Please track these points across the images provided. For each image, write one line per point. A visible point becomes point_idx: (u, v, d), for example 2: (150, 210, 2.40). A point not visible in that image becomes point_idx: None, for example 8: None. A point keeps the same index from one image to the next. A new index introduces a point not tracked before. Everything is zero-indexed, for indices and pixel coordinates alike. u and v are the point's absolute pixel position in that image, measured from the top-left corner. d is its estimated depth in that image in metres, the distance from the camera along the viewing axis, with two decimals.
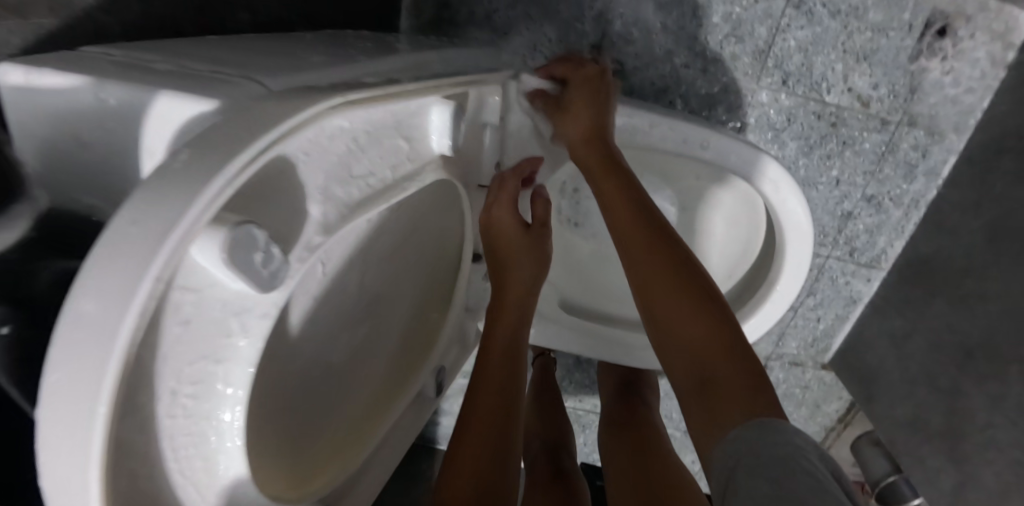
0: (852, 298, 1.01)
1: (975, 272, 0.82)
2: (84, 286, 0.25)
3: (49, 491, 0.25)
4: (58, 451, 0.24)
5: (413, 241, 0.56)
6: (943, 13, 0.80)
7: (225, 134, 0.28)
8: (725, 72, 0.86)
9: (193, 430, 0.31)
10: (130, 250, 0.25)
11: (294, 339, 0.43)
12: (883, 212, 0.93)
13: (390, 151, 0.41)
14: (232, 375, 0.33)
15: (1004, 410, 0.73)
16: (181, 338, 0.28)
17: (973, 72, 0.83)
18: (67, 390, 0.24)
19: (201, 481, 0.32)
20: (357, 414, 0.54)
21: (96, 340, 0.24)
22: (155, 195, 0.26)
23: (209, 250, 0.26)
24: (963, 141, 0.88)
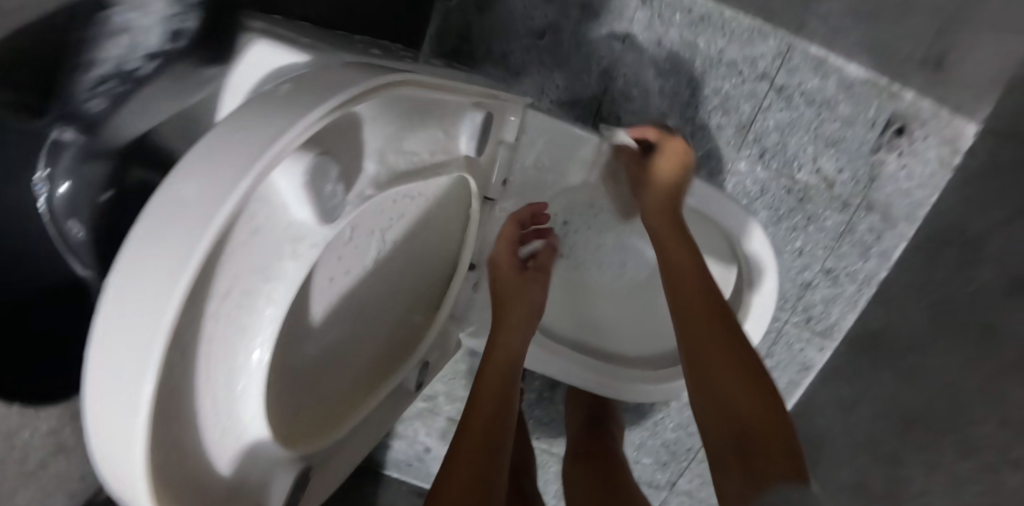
0: (804, 364, 1.07)
1: (917, 349, 0.89)
2: (188, 171, 0.27)
3: (107, 356, 0.26)
4: (134, 314, 0.26)
5: (427, 237, 0.58)
6: (902, 115, 0.92)
7: (323, 80, 0.32)
8: (709, 139, 0.95)
9: (228, 341, 0.32)
10: (239, 149, 0.28)
11: (325, 305, 0.45)
12: (839, 285, 1.01)
13: (430, 138, 0.45)
14: (274, 296, 0.34)
15: (937, 477, 0.78)
16: (244, 245, 0.30)
17: (924, 169, 0.94)
18: (154, 260, 0.26)
19: (220, 399, 0.33)
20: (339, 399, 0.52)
21: (194, 219, 0.26)
22: (261, 112, 0.29)
23: (296, 171, 0.30)
24: (913, 230, 0.97)
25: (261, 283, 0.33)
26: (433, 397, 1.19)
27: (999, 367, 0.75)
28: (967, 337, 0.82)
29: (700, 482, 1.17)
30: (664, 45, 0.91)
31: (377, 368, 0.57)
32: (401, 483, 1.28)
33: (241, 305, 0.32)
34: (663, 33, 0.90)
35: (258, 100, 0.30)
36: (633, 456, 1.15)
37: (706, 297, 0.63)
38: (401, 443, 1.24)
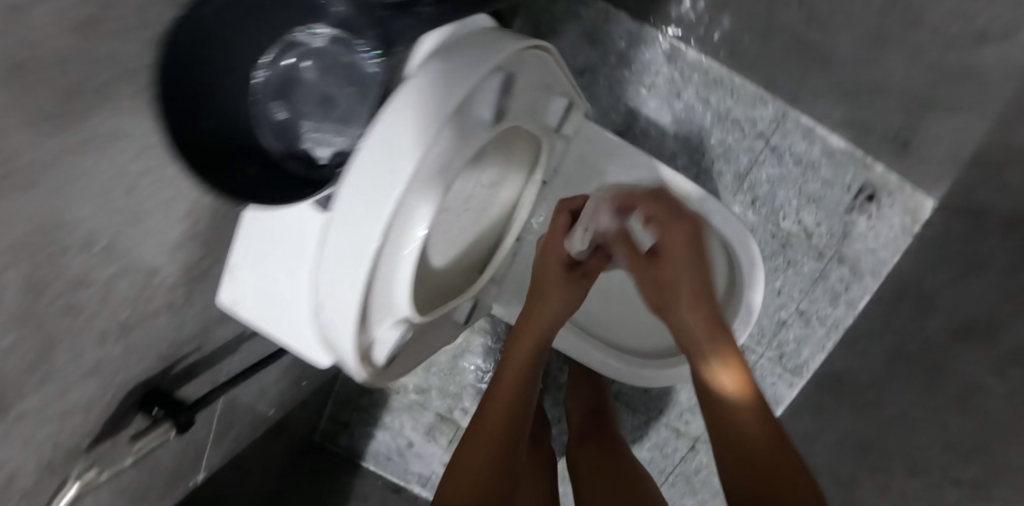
0: (774, 399, 1.18)
1: (875, 386, 1.01)
2: (443, 62, 0.47)
3: (387, 145, 0.44)
4: (408, 121, 0.44)
5: (496, 190, 0.68)
6: (872, 184, 1.08)
7: (505, 38, 0.52)
8: (709, 182, 1.10)
9: (431, 179, 0.48)
10: (472, 56, 0.48)
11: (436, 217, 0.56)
12: (810, 327, 1.13)
13: (531, 97, 0.58)
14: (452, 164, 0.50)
15: (887, 496, 0.88)
16: (461, 116, 0.47)
17: (889, 233, 1.09)
18: (424, 95, 0.44)
19: (409, 216, 0.48)
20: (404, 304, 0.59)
21: (452, 81, 0.45)
22: (478, 45, 0.50)
23: (493, 82, 0.49)
24: (876, 285, 1.12)
25: (447, 168, 0.49)
26: (424, 390, 1.26)
27: (944, 399, 0.87)
28: (919, 375, 0.94)
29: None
30: (682, 97, 1.07)
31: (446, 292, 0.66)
32: (376, 476, 1.33)
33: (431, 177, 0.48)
34: (683, 87, 1.06)
35: (468, 41, 0.50)
36: None
37: (715, 327, 0.61)
38: (385, 434, 1.30)
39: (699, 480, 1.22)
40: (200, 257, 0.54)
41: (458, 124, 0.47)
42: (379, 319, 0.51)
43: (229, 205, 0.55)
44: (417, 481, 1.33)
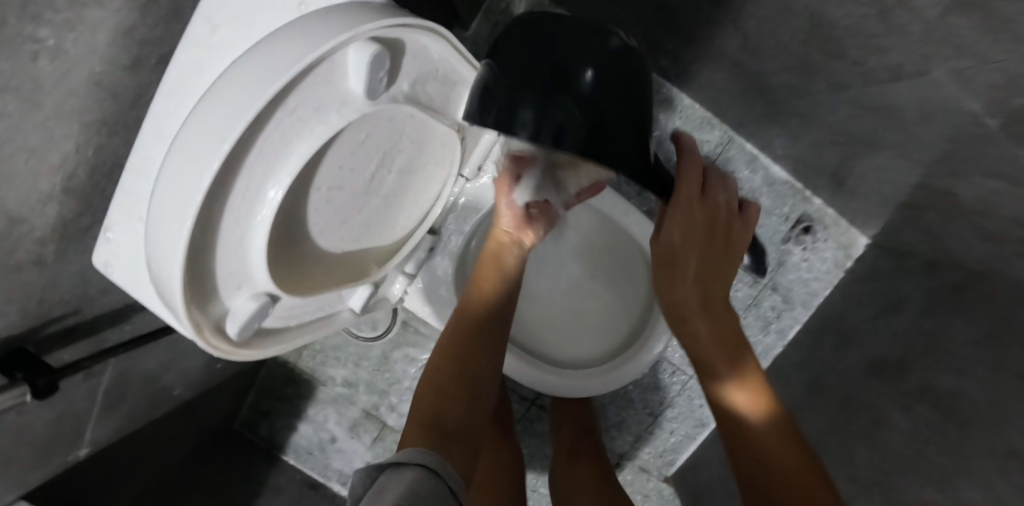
0: (701, 421, 1.18)
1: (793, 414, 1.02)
2: (295, 30, 0.42)
3: (202, 123, 0.40)
4: (230, 99, 0.40)
5: (418, 185, 0.69)
6: (809, 216, 1.11)
7: (393, 11, 0.47)
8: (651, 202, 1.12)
9: (273, 152, 0.43)
10: (328, 24, 0.42)
11: (309, 192, 0.53)
12: None
13: (424, 74, 0.55)
14: (316, 130, 0.45)
15: None
16: (312, 86, 0.43)
17: (823, 265, 1.11)
18: (257, 71, 0.40)
19: (249, 189, 0.44)
20: (311, 285, 0.60)
21: (292, 55, 0.40)
22: (355, 12, 0.44)
23: (361, 53, 0.43)
24: (806, 315, 1.13)
25: (303, 134, 0.44)
26: (352, 383, 1.24)
27: (857, 429, 0.90)
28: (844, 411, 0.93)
29: None
30: None
31: (337, 267, 0.64)
32: (295, 472, 1.26)
33: (269, 155, 0.43)
34: None
35: (343, 7, 0.44)
36: (531, 483, 1.23)
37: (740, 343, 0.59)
38: (308, 427, 1.27)
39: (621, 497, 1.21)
40: (77, 215, 0.55)
41: (303, 96, 0.43)
42: (227, 296, 0.48)
43: (112, 167, 0.56)
44: (338, 479, 1.27)
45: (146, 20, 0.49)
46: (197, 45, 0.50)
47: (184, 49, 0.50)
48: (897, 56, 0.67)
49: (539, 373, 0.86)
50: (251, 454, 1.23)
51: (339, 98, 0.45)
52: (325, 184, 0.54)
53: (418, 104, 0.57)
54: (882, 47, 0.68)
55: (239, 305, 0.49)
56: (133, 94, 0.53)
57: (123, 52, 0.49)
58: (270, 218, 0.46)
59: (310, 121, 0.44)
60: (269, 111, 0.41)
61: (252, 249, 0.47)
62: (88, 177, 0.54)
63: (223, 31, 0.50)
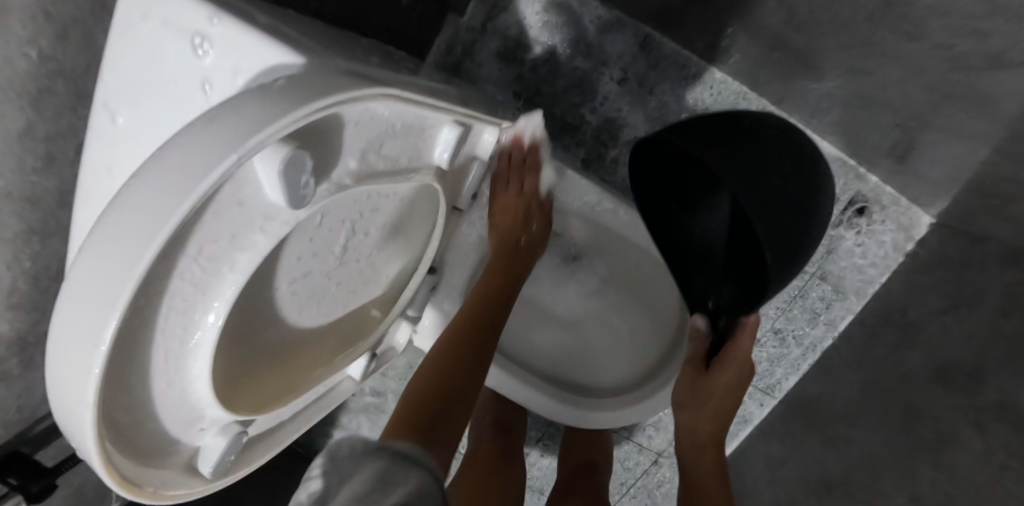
0: (744, 417, 1.14)
1: (847, 418, 0.94)
2: (182, 143, 0.30)
3: (80, 293, 0.30)
4: (107, 258, 0.29)
5: (401, 234, 0.58)
6: (863, 196, 1.00)
7: (319, 81, 0.35)
8: None
9: (187, 298, 0.33)
10: (227, 131, 0.30)
11: (266, 294, 0.45)
12: (785, 346, 1.08)
13: (380, 135, 0.43)
14: (238, 261, 0.35)
15: None
16: (218, 214, 0.32)
17: (878, 250, 1.01)
18: (138, 217, 0.29)
19: (169, 346, 0.34)
20: (290, 380, 0.51)
21: (179, 187, 0.29)
22: (263, 102, 0.31)
23: (270, 162, 0.31)
24: (861, 304, 1.04)
25: (220, 267, 0.34)
26: (381, 391, 1.21)
27: (919, 443, 0.80)
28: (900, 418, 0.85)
29: None
30: (656, 95, 0.97)
31: (319, 352, 0.55)
32: None
33: (182, 309, 0.34)
34: (657, 83, 0.96)
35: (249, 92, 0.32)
36: None
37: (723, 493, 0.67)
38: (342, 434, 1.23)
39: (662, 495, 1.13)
40: (36, 322, 0.51)
41: (201, 240, 0.32)
42: (189, 440, 0.41)
43: (59, 268, 0.50)
44: None
45: (45, 115, 0.42)
46: (102, 139, 0.42)
47: (92, 145, 0.43)
48: (999, 43, 0.56)
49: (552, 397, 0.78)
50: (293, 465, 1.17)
51: (258, 218, 0.34)
52: (291, 281, 0.47)
53: (378, 174, 0.45)
54: (979, 33, 0.56)
55: (210, 442, 0.42)
56: (59, 190, 0.46)
57: (25, 156, 0.42)
58: (206, 368, 0.37)
59: (225, 255, 0.34)
60: (163, 263, 0.30)
61: (189, 400, 0.38)
62: (18, 288, 0.47)
63: (126, 116, 0.42)
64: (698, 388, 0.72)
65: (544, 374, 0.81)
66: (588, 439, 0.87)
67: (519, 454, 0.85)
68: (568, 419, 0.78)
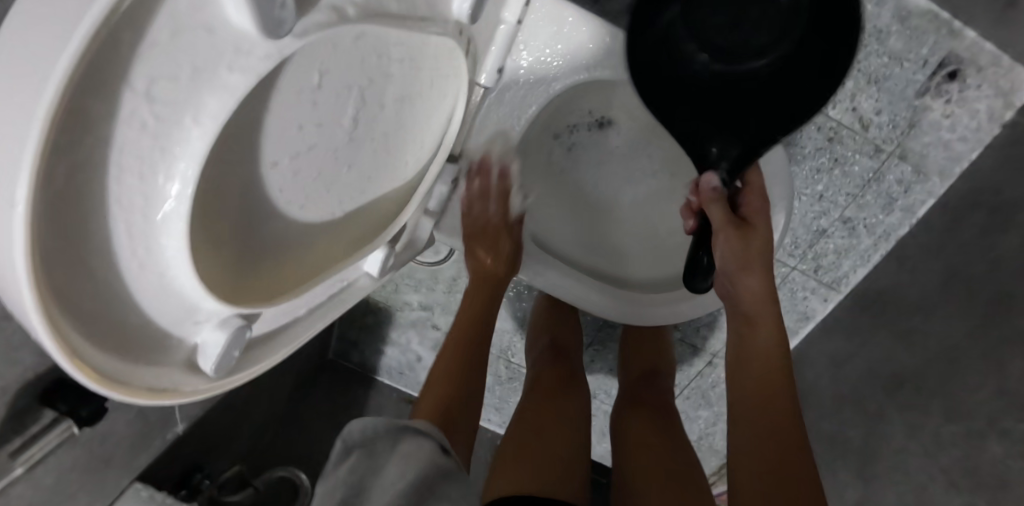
0: (806, 314, 1.08)
1: (922, 310, 0.88)
2: None
3: (2, 130, 0.25)
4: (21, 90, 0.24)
5: (420, 106, 0.53)
6: (958, 57, 0.84)
7: None
8: None
9: (147, 154, 0.28)
10: None
11: (263, 175, 0.39)
12: (855, 236, 0.99)
13: None
14: (207, 109, 0.28)
15: (918, 437, 0.81)
16: (163, 42, 0.26)
17: (971, 122, 0.88)
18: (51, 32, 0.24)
19: (132, 222, 0.29)
20: (301, 261, 0.47)
21: None
22: None
23: None
24: (945, 186, 0.93)
25: (184, 117, 0.28)
26: (429, 305, 1.10)
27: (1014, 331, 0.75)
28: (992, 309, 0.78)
29: (682, 418, 1.13)
30: None
31: (333, 243, 0.50)
32: (398, 394, 1.20)
33: (141, 175, 0.28)
34: None
35: None
36: None
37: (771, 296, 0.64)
38: (394, 350, 1.17)
39: (716, 396, 1.09)
40: None
41: (150, 76, 0.26)
42: (183, 334, 0.37)
43: None
44: None
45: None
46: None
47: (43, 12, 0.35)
48: None
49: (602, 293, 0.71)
50: (352, 382, 1.19)
51: (223, 53, 0.28)
52: (294, 155, 0.41)
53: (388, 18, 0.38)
54: None
55: (208, 336, 0.38)
56: None
57: None
58: (185, 245, 0.31)
59: (185, 100, 0.28)
60: (92, 99, 0.25)
61: (172, 290, 0.33)
62: None
63: None
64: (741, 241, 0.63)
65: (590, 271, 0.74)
66: (647, 347, 0.78)
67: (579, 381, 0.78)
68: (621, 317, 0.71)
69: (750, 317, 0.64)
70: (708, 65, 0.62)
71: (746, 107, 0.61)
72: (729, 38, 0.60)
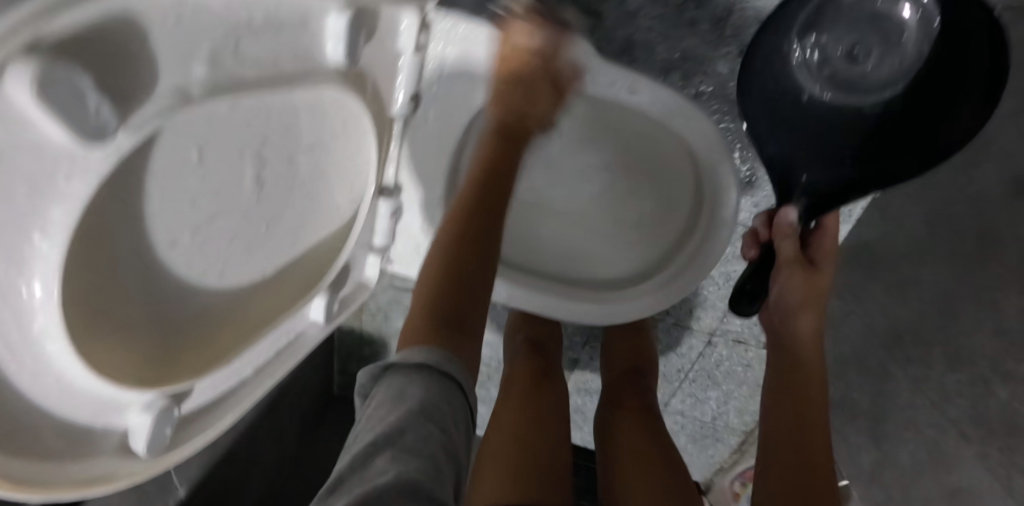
0: None
1: (912, 259, 0.85)
2: None
3: None
4: None
5: (335, 152, 0.52)
6: None
7: None
8: (682, 37, 0.82)
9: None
10: None
11: (159, 259, 0.40)
12: None
13: (227, 36, 0.36)
14: (51, 223, 0.31)
15: (925, 391, 0.78)
16: None
17: None
18: None
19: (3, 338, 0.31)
20: (229, 329, 0.48)
21: None
22: None
23: (21, 89, 0.26)
24: None
25: (28, 233, 0.30)
26: None
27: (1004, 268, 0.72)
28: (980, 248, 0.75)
29: (693, 400, 1.11)
30: None
31: (264, 302, 0.51)
32: None
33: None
34: None
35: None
36: None
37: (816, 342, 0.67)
38: None
39: (722, 374, 1.06)
40: None
41: None
42: (109, 422, 0.40)
43: None
44: None
45: None
46: None
47: None
48: None
49: (600, 301, 0.71)
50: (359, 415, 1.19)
51: (51, 166, 0.29)
52: (194, 230, 0.42)
53: (243, 86, 0.38)
54: None
55: (136, 420, 0.41)
56: None
57: None
58: (67, 349, 0.34)
59: (30, 216, 0.30)
60: None
61: (72, 387, 0.36)
62: None
63: None
64: (804, 281, 0.66)
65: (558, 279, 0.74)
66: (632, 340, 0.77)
67: (556, 369, 0.78)
68: (594, 320, 0.71)
69: (794, 355, 0.67)
70: (869, 109, 0.63)
71: (862, 147, 0.64)
72: (849, 68, 0.62)
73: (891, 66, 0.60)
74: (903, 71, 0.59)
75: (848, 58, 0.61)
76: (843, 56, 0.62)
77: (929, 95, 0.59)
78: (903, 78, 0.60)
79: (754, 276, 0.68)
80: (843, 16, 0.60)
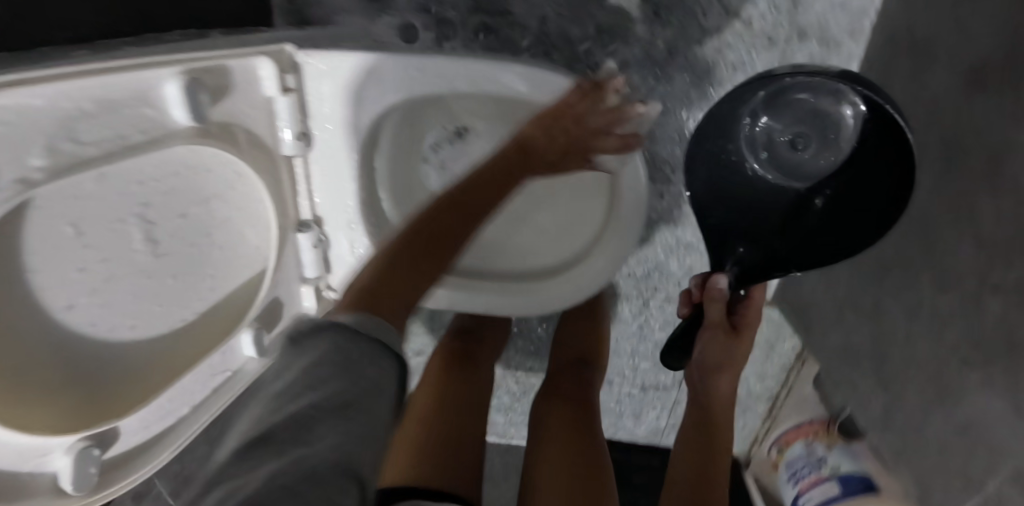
0: None
1: None
2: None
3: None
4: None
5: (232, 196, 0.56)
6: None
7: None
8: (596, 13, 0.84)
9: None
10: None
11: (56, 322, 0.44)
12: None
13: (62, 123, 0.40)
14: None
15: (920, 320, 0.73)
16: None
17: None
18: None
19: None
20: (151, 374, 0.52)
21: None
22: None
23: None
24: (862, 46, 0.85)
25: None
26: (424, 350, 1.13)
27: (973, 173, 0.67)
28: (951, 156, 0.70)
29: None
30: None
31: (186, 346, 0.55)
32: None
33: None
34: None
35: None
36: (628, 364, 1.07)
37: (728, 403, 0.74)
38: None
39: None
40: None
41: None
42: (34, 467, 0.43)
43: None
44: None
45: None
46: None
47: None
48: None
49: (526, 293, 0.70)
50: None
51: None
52: (89, 293, 0.46)
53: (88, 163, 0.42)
54: None
55: (63, 462, 0.45)
56: None
57: None
58: None
59: None
60: None
61: None
62: None
63: None
64: (728, 346, 0.71)
65: (490, 274, 0.74)
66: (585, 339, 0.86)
67: (481, 365, 0.85)
68: (524, 309, 0.70)
69: (709, 413, 0.73)
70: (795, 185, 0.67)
71: (792, 220, 0.67)
72: (790, 153, 0.67)
73: (826, 162, 0.65)
74: (837, 164, 0.64)
75: (790, 145, 0.67)
76: (788, 144, 0.66)
77: (854, 182, 0.62)
78: (836, 155, 0.63)
79: (684, 334, 0.74)
80: (789, 110, 0.65)
